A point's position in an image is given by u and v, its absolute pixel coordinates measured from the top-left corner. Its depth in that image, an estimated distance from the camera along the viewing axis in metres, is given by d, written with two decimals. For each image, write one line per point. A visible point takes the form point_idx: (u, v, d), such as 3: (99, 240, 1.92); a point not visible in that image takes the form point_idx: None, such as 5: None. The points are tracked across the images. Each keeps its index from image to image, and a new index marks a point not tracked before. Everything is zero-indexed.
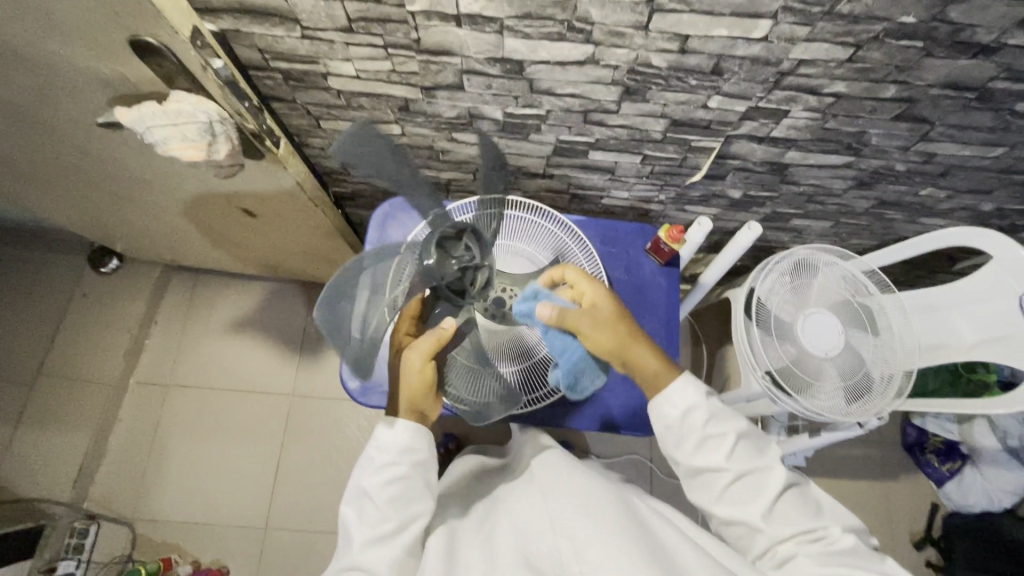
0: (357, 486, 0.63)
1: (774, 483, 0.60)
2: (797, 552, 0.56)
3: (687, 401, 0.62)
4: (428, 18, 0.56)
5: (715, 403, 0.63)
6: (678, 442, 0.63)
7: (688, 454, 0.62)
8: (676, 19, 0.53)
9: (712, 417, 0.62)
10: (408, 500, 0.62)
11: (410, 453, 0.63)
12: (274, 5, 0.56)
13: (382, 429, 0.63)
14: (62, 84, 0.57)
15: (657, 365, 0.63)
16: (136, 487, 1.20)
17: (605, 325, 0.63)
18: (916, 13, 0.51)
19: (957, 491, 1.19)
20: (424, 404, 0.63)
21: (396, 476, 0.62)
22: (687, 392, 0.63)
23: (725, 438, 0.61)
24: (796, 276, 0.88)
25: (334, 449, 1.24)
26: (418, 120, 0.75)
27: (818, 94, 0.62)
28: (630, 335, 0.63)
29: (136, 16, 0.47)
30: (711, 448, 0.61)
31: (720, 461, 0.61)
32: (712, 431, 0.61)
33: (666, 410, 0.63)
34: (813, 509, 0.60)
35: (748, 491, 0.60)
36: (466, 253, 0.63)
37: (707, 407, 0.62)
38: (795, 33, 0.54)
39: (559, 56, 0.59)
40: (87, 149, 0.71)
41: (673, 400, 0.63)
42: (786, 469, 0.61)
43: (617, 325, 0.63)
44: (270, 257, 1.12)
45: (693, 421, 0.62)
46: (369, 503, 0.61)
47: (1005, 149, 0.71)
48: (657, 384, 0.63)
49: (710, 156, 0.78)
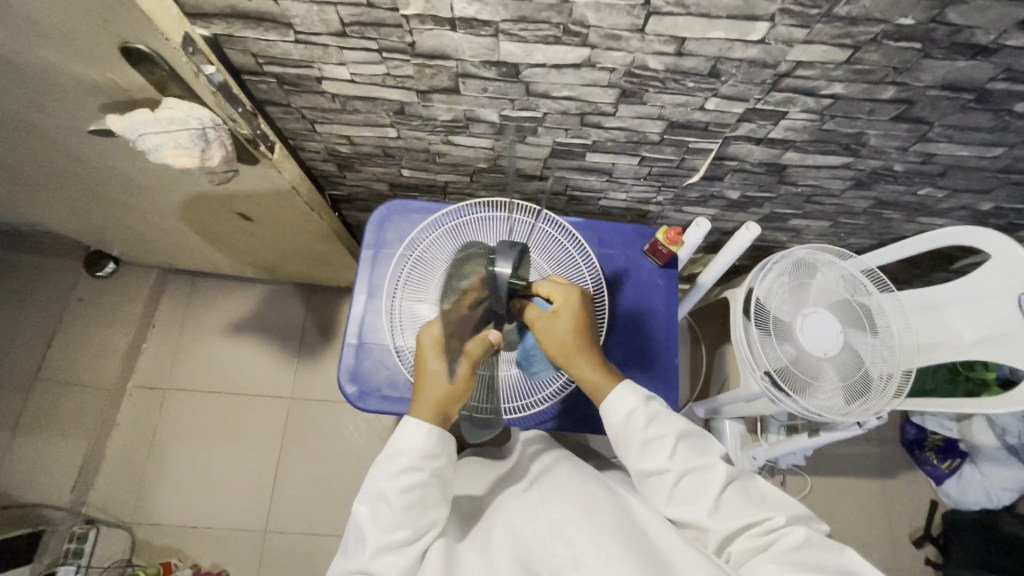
0: (373, 488, 0.62)
1: (717, 478, 0.60)
2: (749, 547, 0.57)
3: (627, 406, 0.63)
4: (423, 22, 0.55)
5: (655, 405, 0.64)
6: (625, 449, 0.63)
7: (634, 459, 0.63)
8: (673, 22, 0.52)
9: (651, 419, 0.63)
10: (425, 508, 0.61)
11: (431, 459, 0.63)
12: (266, 10, 0.55)
13: (405, 430, 0.63)
14: (51, 91, 0.56)
15: (596, 375, 0.65)
16: (135, 491, 1.19)
17: (553, 333, 0.66)
18: (914, 15, 0.50)
19: (956, 488, 1.20)
20: (449, 405, 0.64)
21: (417, 483, 0.61)
22: (625, 396, 0.64)
23: (665, 440, 0.62)
24: (794, 276, 0.88)
25: (333, 452, 1.24)
26: (414, 123, 0.75)
27: (816, 96, 0.62)
28: (576, 346, 0.65)
29: (126, 22, 0.46)
30: (654, 451, 0.62)
31: (662, 462, 0.61)
32: (652, 433, 0.62)
33: (606, 415, 0.64)
34: (759, 501, 0.60)
35: (692, 490, 0.60)
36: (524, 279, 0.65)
37: (647, 410, 0.63)
38: (793, 35, 0.53)
39: (555, 59, 0.59)
40: (79, 154, 0.70)
41: (614, 408, 0.64)
42: (727, 465, 0.62)
43: (564, 334, 0.66)
44: (267, 260, 1.11)
45: (635, 424, 0.63)
46: (385, 507, 0.60)
47: (1004, 149, 0.71)
48: (596, 395, 0.65)
49: (708, 157, 0.77)
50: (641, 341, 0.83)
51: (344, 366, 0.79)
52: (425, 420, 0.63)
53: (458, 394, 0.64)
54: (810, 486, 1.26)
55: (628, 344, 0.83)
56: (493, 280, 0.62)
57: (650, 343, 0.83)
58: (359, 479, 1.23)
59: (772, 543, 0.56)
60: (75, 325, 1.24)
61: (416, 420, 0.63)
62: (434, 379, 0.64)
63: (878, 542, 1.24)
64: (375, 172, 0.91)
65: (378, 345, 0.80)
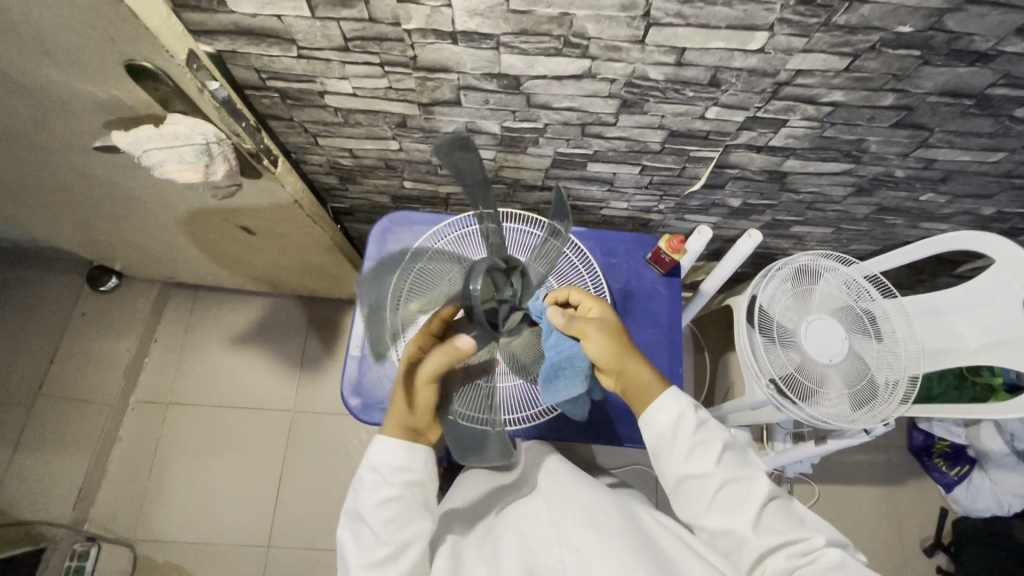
0: (354, 509, 0.63)
1: (761, 490, 0.60)
2: (788, 565, 0.56)
3: (675, 410, 0.62)
4: (425, 36, 0.55)
5: (702, 413, 0.64)
6: (668, 452, 0.62)
7: (678, 463, 0.61)
8: (673, 32, 0.53)
9: (700, 425, 0.62)
10: (405, 521, 0.61)
11: (405, 473, 0.64)
12: (270, 26, 0.56)
13: (375, 449, 0.64)
14: (56, 108, 0.57)
15: (649, 379, 0.64)
16: (136, 507, 1.18)
17: (610, 335, 0.63)
18: (913, 23, 0.51)
19: (966, 495, 1.18)
20: (417, 422, 0.64)
21: (389, 496, 0.62)
22: (674, 401, 0.63)
23: (712, 445, 0.61)
24: (798, 283, 0.87)
25: (336, 464, 1.23)
26: (415, 136, 0.75)
27: (816, 103, 0.62)
28: (629, 348, 0.64)
29: (131, 39, 0.47)
30: (700, 456, 0.61)
31: (708, 468, 0.60)
32: (700, 438, 0.62)
33: (653, 420, 0.63)
34: (798, 521, 0.60)
35: (734, 501, 0.60)
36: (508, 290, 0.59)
37: (696, 415, 0.62)
38: (792, 44, 0.53)
39: (555, 70, 0.59)
40: (82, 170, 0.71)
41: (660, 412, 0.62)
42: (769, 480, 0.62)
43: (619, 335, 0.64)
44: (269, 273, 1.11)
45: (683, 429, 0.62)
46: (366, 526, 0.61)
47: (1005, 154, 0.71)
48: (642, 399, 0.64)
49: (709, 165, 0.77)
50: (644, 349, 0.83)
51: (347, 378, 0.79)
52: (393, 437, 0.64)
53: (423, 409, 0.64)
54: (818, 495, 1.24)
55: None
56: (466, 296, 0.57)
57: (654, 352, 0.83)
58: None
59: (810, 563, 0.55)
60: (78, 340, 1.24)
61: (384, 435, 0.64)
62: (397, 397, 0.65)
63: (888, 550, 1.22)
64: (377, 184, 0.91)
65: (381, 357, 0.80)
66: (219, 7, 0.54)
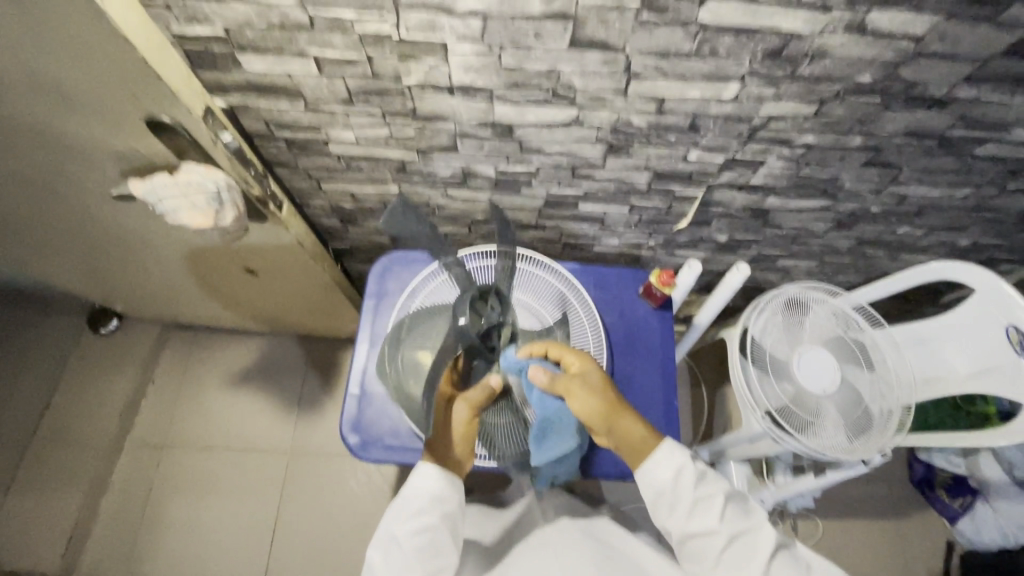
0: (385, 532, 0.63)
1: (767, 542, 0.60)
2: None
3: (674, 463, 0.63)
4: (423, 89, 0.60)
5: (701, 464, 0.65)
6: (669, 510, 0.63)
7: (679, 521, 0.62)
8: (653, 84, 0.57)
9: (700, 477, 0.63)
10: (436, 551, 0.62)
11: (442, 503, 0.64)
12: (281, 82, 0.60)
13: (418, 476, 0.64)
14: (78, 158, 0.61)
15: (643, 433, 0.64)
16: (127, 554, 1.15)
17: (597, 392, 0.63)
18: (871, 73, 0.55)
19: (971, 527, 1.16)
20: (460, 451, 0.66)
21: (427, 524, 0.62)
22: (672, 454, 0.64)
23: (713, 499, 0.62)
24: (788, 314, 0.90)
25: (334, 505, 1.21)
26: (415, 180, 0.79)
27: (790, 145, 0.67)
28: (618, 402, 0.65)
29: (154, 95, 0.51)
30: (702, 511, 0.61)
31: (712, 523, 0.61)
32: (701, 493, 0.62)
33: (654, 474, 0.63)
34: (807, 570, 0.60)
35: (742, 556, 0.59)
36: (493, 312, 0.63)
37: (694, 468, 0.63)
38: (762, 93, 0.58)
39: (545, 119, 0.63)
40: (95, 216, 0.74)
41: (662, 466, 0.63)
42: (774, 529, 0.62)
43: (606, 392, 0.64)
44: (270, 312, 1.13)
45: (684, 484, 0.63)
46: (395, 550, 0.61)
47: (972, 189, 0.75)
48: (642, 454, 0.64)
49: (694, 204, 0.81)
50: (639, 382, 0.84)
51: (346, 416, 0.79)
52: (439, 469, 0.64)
53: (468, 439, 0.66)
54: (822, 530, 1.23)
55: (627, 385, 0.84)
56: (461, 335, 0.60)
57: (649, 385, 0.84)
58: (360, 535, 1.19)
59: None
60: (78, 383, 1.25)
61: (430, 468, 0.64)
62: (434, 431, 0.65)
63: None
64: (376, 226, 0.95)
65: (380, 394, 0.81)
66: (234, 66, 0.58)
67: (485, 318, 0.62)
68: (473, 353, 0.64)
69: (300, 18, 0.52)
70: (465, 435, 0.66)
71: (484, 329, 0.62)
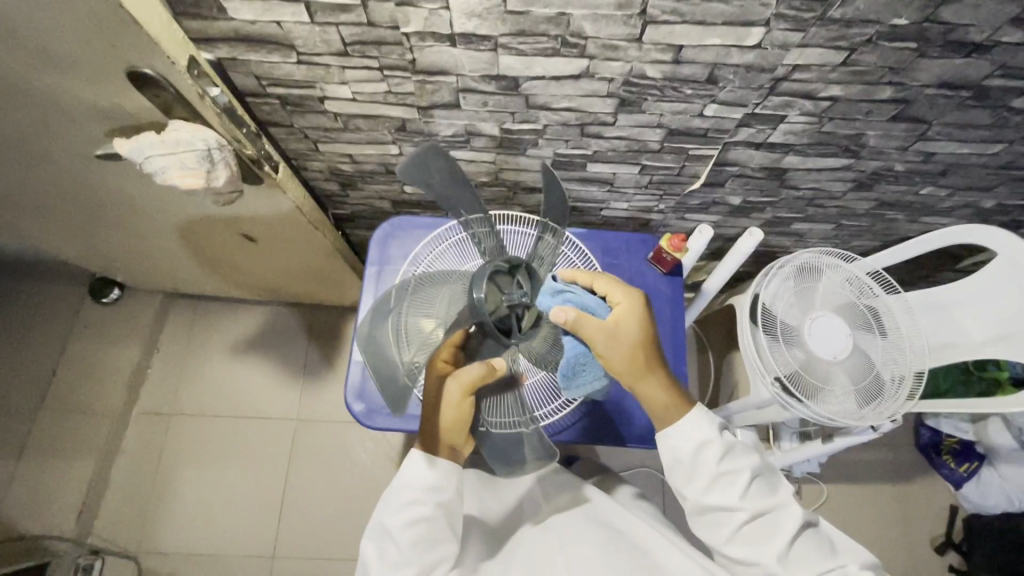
0: (381, 525, 0.64)
1: (791, 522, 0.59)
2: None
3: (701, 436, 0.61)
4: (422, 39, 0.56)
5: (729, 438, 0.62)
6: (689, 479, 0.62)
7: (699, 491, 0.61)
8: (669, 31, 0.53)
9: (726, 453, 0.61)
10: (432, 542, 0.63)
11: (436, 493, 0.63)
12: (270, 32, 0.56)
13: (410, 464, 0.63)
14: (60, 117, 0.57)
15: (666, 399, 0.61)
16: (140, 518, 1.17)
17: (623, 350, 0.60)
18: (907, 16, 0.51)
19: (976, 491, 1.17)
20: (454, 439, 0.62)
21: (421, 517, 0.62)
22: (701, 425, 0.61)
23: (738, 476, 0.60)
24: (800, 280, 0.87)
25: (341, 471, 1.22)
26: (416, 140, 0.75)
27: (814, 98, 0.63)
28: (647, 364, 0.61)
29: (133, 43, 0.47)
30: (725, 486, 0.60)
31: (733, 500, 0.60)
32: (727, 468, 0.60)
33: (675, 440, 0.62)
34: (830, 550, 0.60)
35: (763, 532, 0.60)
36: (518, 290, 0.58)
37: (721, 443, 0.61)
38: (788, 40, 0.54)
39: (553, 71, 0.59)
40: (84, 179, 0.71)
41: (686, 435, 0.61)
42: (800, 508, 0.61)
43: (637, 353, 0.60)
44: (270, 280, 1.11)
45: (709, 457, 0.61)
46: (391, 544, 0.62)
47: (1004, 145, 0.71)
48: (663, 417, 0.62)
49: (709, 163, 0.78)
50: None
51: (350, 384, 0.78)
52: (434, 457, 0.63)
53: (465, 424, 0.61)
54: (827, 494, 1.24)
55: None
56: (473, 307, 0.56)
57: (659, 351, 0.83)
58: (367, 500, 1.21)
59: None
60: (82, 353, 1.25)
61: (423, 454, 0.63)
62: (428, 415, 0.61)
63: (898, 549, 1.21)
64: (377, 190, 0.91)
65: None
66: (220, 14, 0.54)
67: (506, 294, 0.57)
68: (484, 332, 0.58)
69: None
70: (459, 418, 0.60)
71: (503, 309, 0.57)
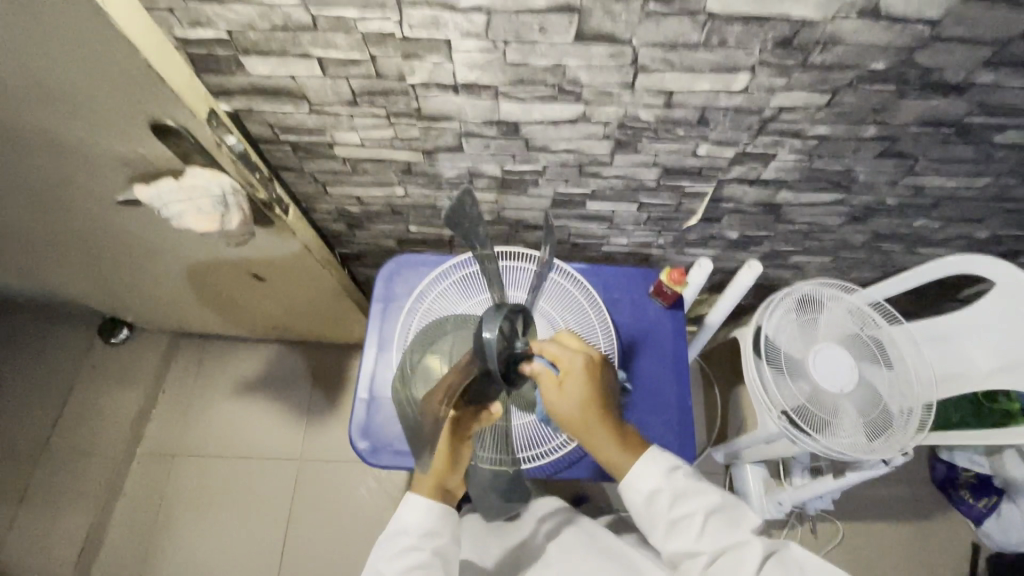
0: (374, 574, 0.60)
1: (751, 554, 0.55)
2: None
3: (649, 483, 0.60)
4: (428, 88, 0.59)
5: (680, 478, 0.61)
6: (650, 531, 0.61)
7: (662, 541, 0.60)
8: (660, 78, 0.56)
9: (676, 495, 0.60)
10: None
11: (433, 538, 0.62)
12: (284, 85, 0.60)
13: (405, 508, 0.63)
14: (84, 166, 0.61)
15: (615, 454, 0.61)
16: (137, 565, 1.15)
17: (565, 409, 0.60)
18: (885, 60, 0.54)
19: (997, 527, 1.12)
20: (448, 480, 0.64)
21: (418, 562, 0.59)
22: (646, 473, 0.61)
23: (693, 518, 0.58)
24: (801, 312, 0.88)
25: (343, 512, 1.20)
26: (422, 181, 0.78)
27: (802, 137, 0.65)
28: (593, 424, 0.61)
29: (156, 98, 0.50)
30: (683, 530, 0.58)
31: (691, 543, 0.58)
32: (678, 512, 0.59)
33: (630, 490, 0.61)
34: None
35: (728, 570, 0.55)
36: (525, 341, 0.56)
37: (668, 486, 0.60)
38: (774, 84, 0.57)
39: (551, 116, 0.63)
40: (102, 223, 0.74)
41: (637, 484, 0.61)
42: (760, 538, 0.57)
43: (582, 414, 0.60)
44: (278, 319, 1.13)
45: (659, 502, 0.60)
46: None
47: (991, 178, 0.73)
48: (614, 471, 0.62)
49: (704, 200, 0.80)
50: (652, 383, 0.83)
51: (355, 422, 0.78)
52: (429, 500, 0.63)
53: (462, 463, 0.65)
54: (843, 533, 1.20)
55: (641, 385, 0.82)
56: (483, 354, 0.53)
57: (663, 385, 0.83)
58: (369, 543, 1.18)
59: None
60: (89, 393, 1.26)
61: (419, 497, 0.63)
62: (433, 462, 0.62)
63: None
64: (383, 229, 0.94)
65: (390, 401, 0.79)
66: (238, 69, 0.58)
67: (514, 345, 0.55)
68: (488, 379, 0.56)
69: (303, 19, 0.51)
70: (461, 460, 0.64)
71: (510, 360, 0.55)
